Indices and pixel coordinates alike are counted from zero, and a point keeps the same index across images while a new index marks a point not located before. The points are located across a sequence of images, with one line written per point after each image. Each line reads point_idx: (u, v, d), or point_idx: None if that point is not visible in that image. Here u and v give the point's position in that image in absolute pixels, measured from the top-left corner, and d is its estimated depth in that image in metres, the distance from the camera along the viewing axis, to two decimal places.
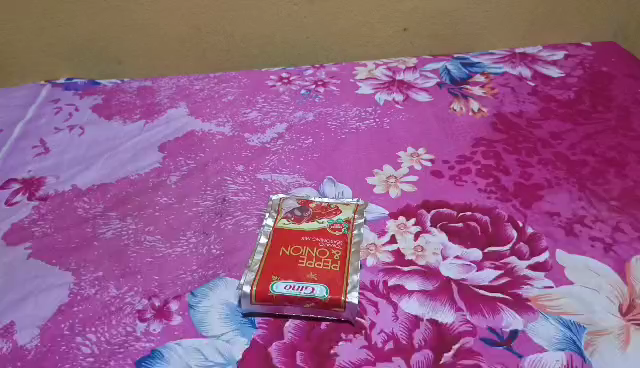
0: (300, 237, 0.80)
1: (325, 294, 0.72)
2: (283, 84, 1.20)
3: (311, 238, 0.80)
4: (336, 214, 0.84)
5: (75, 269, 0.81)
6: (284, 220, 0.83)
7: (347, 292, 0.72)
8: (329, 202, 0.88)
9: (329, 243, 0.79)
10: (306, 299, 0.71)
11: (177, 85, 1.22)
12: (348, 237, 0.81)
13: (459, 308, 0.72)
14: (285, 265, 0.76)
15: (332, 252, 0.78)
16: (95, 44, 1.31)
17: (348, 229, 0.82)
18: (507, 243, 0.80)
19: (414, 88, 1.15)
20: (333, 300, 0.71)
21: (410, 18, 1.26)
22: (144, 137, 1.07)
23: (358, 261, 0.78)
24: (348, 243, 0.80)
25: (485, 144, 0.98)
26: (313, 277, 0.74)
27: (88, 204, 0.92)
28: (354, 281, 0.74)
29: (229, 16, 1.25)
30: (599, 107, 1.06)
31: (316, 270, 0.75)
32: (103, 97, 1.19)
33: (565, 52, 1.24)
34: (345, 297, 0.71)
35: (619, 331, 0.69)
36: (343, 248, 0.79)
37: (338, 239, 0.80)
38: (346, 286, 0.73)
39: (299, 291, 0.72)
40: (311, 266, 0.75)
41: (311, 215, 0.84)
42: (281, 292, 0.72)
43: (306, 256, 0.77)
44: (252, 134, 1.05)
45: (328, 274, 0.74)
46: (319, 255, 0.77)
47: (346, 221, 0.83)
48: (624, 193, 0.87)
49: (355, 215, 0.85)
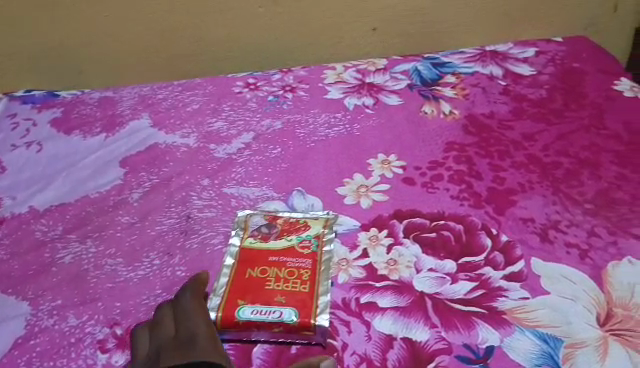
0: (268, 257, 0.78)
1: (294, 318, 0.70)
2: (249, 90, 1.16)
3: (279, 259, 0.78)
4: (304, 230, 0.82)
5: (33, 298, 0.77)
6: (250, 239, 0.81)
7: (316, 315, 0.70)
8: (297, 217, 0.85)
9: (298, 263, 0.77)
10: (275, 324, 0.69)
11: (139, 94, 1.17)
12: (318, 255, 0.79)
13: (434, 324, 0.69)
14: (253, 289, 0.74)
15: (301, 271, 0.76)
16: (53, 54, 1.26)
17: (318, 247, 0.80)
18: (481, 252, 0.78)
19: (384, 90, 1.12)
20: (302, 324, 0.69)
21: (379, 17, 1.23)
22: (105, 152, 1.02)
23: (327, 280, 0.75)
24: (318, 261, 0.78)
25: (456, 148, 0.96)
26: (282, 300, 0.72)
27: (46, 226, 0.88)
28: (325, 302, 0.72)
29: (192, 20, 1.22)
30: (572, 105, 1.05)
31: (284, 292, 0.73)
32: (62, 110, 1.14)
33: (536, 48, 1.22)
34: (314, 321, 0.70)
35: (596, 343, 0.67)
36: (312, 267, 0.77)
37: (307, 258, 0.78)
38: (316, 308, 0.71)
39: (266, 315, 0.70)
40: (279, 288, 0.74)
41: (278, 233, 0.82)
42: (249, 318, 0.70)
43: (273, 278, 0.75)
44: (218, 145, 1.01)
45: (297, 296, 0.73)
46: (287, 276, 0.75)
47: (316, 237, 0.81)
48: (598, 196, 0.85)
49: (325, 229, 0.83)
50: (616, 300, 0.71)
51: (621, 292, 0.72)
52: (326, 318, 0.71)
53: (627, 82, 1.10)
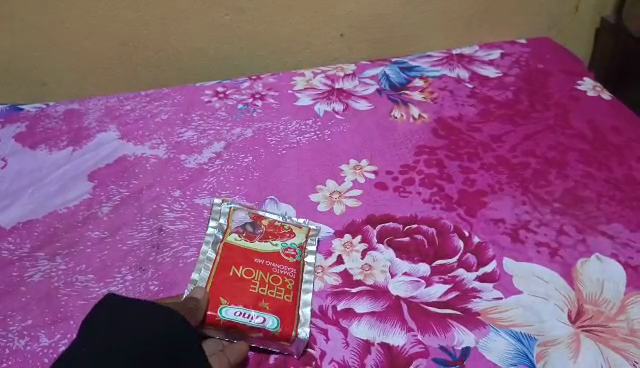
0: (253, 259, 0.78)
1: (276, 326, 0.70)
2: (219, 98, 1.15)
3: (265, 263, 0.78)
4: (291, 237, 0.82)
5: (1, 319, 0.75)
6: (235, 236, 0.82)
7: (297, 326, 0.70)
8: (281, 221, 0.86)
9: (283, 270, 0.77)
10: (256, 328, 0.70)
11: (106, 106, 1.15)
12: (301, 265, 0.79)
13: (410, 328, 0.70)
14: (236, 288, 0.74)
15: (286, 280, 0.76)
16: (14, 67, 1.23)
17: (302, 256, 0.80)
18: (454, 255, 0.79)
19: (354, 96, 1.13)
20: (282, 334, 0.70)
21: (346, 23, 1.24)
22: (72, 166, 1.00)
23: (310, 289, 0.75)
24: (302, 271, 0.78)
25: (427, 152, 0.97)
26: (265, 306, 0.72)
27: (14, 244, 0.86)
28: (306, 316, 0.72)
29: (157, 29, 1.20)
30: (537, 106, 1.07)
31: (269, 299, 0.73)
32: (26, 125, 1.12)
33: (501, 50, 1.24)
34: (295, 332, 0.70)
35: (569, 340, 0.68)
36: (296, 276, 0.77)
37: (292, 267, 0.78)
38: (299, 319, 0.71)
39: (249, 319, 0.71)
40: (263, 293, 0.74)
41: (263, 234, 0.83)
42: (230, 318, 0.71)
43: (259, 281, 0.75)
44: (189, 155, 1.00)
45: (281, 303, 0.73)
46: (272, 281, 0.76)
47: (300, 247, 0.81)
48: (565, 194, 0.87)
49: (308, 239, 0.82)
50: (586, 297, 0.73)
51: (590, 289, 0.74)
52: (308, 331, 0.70)
53: (590, 81, 1.13)
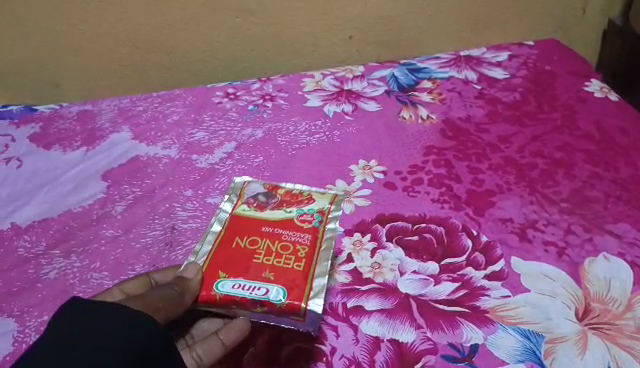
0: (262, 229, 0.75)
1: (281, 298, 0.67)
2: (229, 99, 1.17)
3: (274, 232, 0.75)
4: (308, 203, 0.80)
5: (18, 315, 0.77)
6: (245, 206, 0.80)
7: (308, 298, 0.67)
8: (301, 189, 0.83)
9: (295, 238, 0.74)
10: (259, 302, 0.67)
11: (118, 107, 1.17)
12: (319, 232, 0.76)
13: (419, 325, 0.71)
14: (238, 261, 0.71)
15: (297, 248, 0.73)
16: (29, 69, 1.25)
17: (321, 222, 0.77)
18: (463, 253, 0.80)
19: (363, 97, 1.14)
20: (289, 306, 0.66)
21: (354, 25, 1.25)
22: (86, 166, 1.02)
23: (326, 262, 0.72)
24: (319, 237, 0.75)
25: (435, 152, 0.98)
26: (270, 277, 0.69)
27: (30, 242, 0.88)
28: (319, 285, 0.69)
29: (168, 31, 1.22)
30: (545, 107, 1.08)
31: (274, 269, 0.70)
32: (40, 125, 1.14)
33: (508, 52, 1.25)
34: (305, 304, 0.67)
35: (576, 337, 0.69)
36: (311, 243, 0.74)
37: (307, 234, 0.75)
38: (309, 290, 0.68)
39: (249, 292, 0.68)
40: (268, 263, 0.71)
41: (278, 202, 0.80)
42: (228, 292, 0.68)
43: (264, 252, 0.72)
44: (200, 155, 1.02)
45: (288, 273, 0.69)
46: (280, 250, 0.72)
47: (319, 212, 0.78)
48: (573, 194, 0.88)
49: (332, 205, 0.80)
50: (593, 295, 0.74)
51: (597, 287, 0.75)
52: (319, 303, 0.68)
53: (597, 82, 1.14)
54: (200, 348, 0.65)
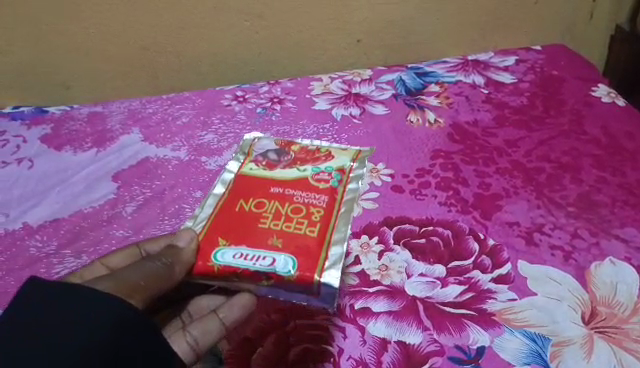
0: (273, 194, 0.75)
1: (290, 269, 0.64)
2: (238, 102, 1.18)
3: (287, 197, 0.74)
4: (324, 162, 0.82)
5: None
6: (252, 166, 0.82)
7: (322, 270, 0.65)
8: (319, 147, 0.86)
9: (310, 202, 0.74)
10: (265, 274, 0.64)
11: (128, 109, 1.18)
12: (336, 194, 0.76)
13: (426, 327, 0.72)
14: (244, 227, 0.70)
15: (310, 212, 0.72)
16: (40, 70, 1.27)
17: (338, 184, 0.78)
18: (470, 256, 0.81)
19: (370, 101, 1.15)
20: (299, 276, 0.64)
21: (362, 29, 1.26)
22: (97, 167, 1.03)
23: (345, 226, 0.71)
24: (335, 199, 0.75)
25: (443, 156, 0.99)
26: (277, 243, 0.67)
27: (41, 242, 0.89)
28: (334, 257, 0.67)
29: (179, 35, 1.23)
30: (552, 111, 1.08)
31: (282, 235, 0.69)
32: (51, 127, 1.15)
33: (516, 57, 1.26)
34: (319, 277, 0.64)
35: (582, 340, 0.70)
36: (327, 206, 0.74)
37: (322, 196, 0.75)
38: (324, 261, 0.66)
39: (253, 262, 0.65)
40: (277, 229, 0.70)
41: (291, 162, 0.82)
42: (228, 262, 0.65)
43: (273, 217, 0.71)
44: (209, 157, 1.03)
45: (299, 238, 0.68)
46: (291, 216, 0.72)
47: (338, 172, 0.80)
48: (580, 199, 0.89)
49: (354, 163, 0.84)
50: (599, 299, 0.74)
51: (603, 291, 0.75)
52: (337, 276, 0.65)
53: (604, 87, 1.14)
54: (196, 330, 0.63)
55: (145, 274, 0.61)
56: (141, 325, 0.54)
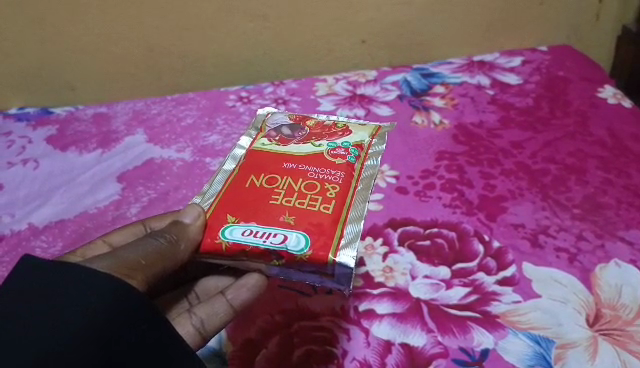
0: (287, 170, 0.74)
1: (303, 247, 0.63)
2: (242, 103, 1.18)
3: (300, 173, 0.73)
4: (341, 137, 0.80)
5: None
6: (263, 142, 0.80)
7: (337, 250, 0.63)
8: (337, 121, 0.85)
9: (326, 178, 0.72)
10: (276, 253, 0.63)
11: (133, 109, 1.19)
12: (353, 170, 0.74)
13: (430, 329, 0.71)
14: (256, 203, 0.70)
15: (323, 189, 0.71)
16: (46, 71, 1.27)
17: (356, 159, 0.76)
18: (474, 259, 0.80)
19: (375, 102, 1.15)
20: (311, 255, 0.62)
21: (367, 29, 1.26)
22: (102, 168, 1.03)
23: (361, 203, 0.70)
24: (352, 176, 0.73)
25: (447, 157, 0.98)
26: (289, 221, 0.66)
27: (46, 242, 0.89)
28: (350, 235, 0.65)
29: (183, 35, 1.23)
30: (557, 112, 1.08)
31: (293, 212, 0.68)
32: (57, 128, 1.15)
33: (521, 58, 1.26)
34: (333, 257, 0.62)
35: (587, 343, 0.69)
36: (343, 182, 0.72)
37: (338, 172, 0.73)
38: (338, 241, 0.64)
39: (263, 240, 0.63)
40: (288, 205, 0.69)
41: (305, 137, 0.80)
42: (236, 240, 0.64)
43: (284, 194, 0.70)
44: (214, 158, 1.03)
45: (312, 215, 0.67)
46: (305, 192, 0.70)
47: (356, 147, 0.78)
48: (585, 201, 0.88)
49: (373, 139, 0.81)
50: (604, 301, 0.74)
51: (609, 293, 0.75)
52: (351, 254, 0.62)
53: (610, 88, 1.14)
54: (202, 312, 0.64)
55: (146, 253, 0.60)
56: (137, 315, 0.50)
